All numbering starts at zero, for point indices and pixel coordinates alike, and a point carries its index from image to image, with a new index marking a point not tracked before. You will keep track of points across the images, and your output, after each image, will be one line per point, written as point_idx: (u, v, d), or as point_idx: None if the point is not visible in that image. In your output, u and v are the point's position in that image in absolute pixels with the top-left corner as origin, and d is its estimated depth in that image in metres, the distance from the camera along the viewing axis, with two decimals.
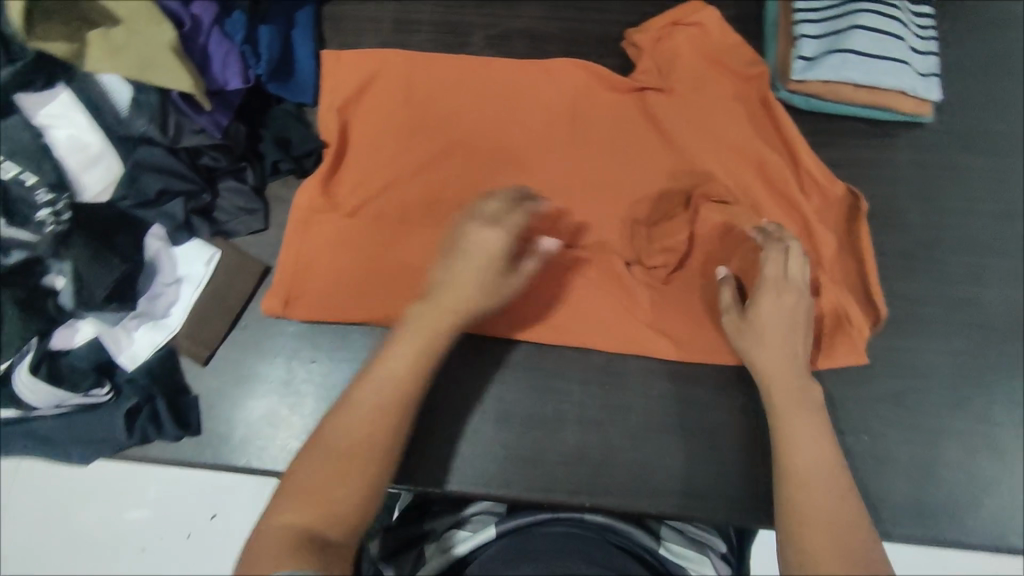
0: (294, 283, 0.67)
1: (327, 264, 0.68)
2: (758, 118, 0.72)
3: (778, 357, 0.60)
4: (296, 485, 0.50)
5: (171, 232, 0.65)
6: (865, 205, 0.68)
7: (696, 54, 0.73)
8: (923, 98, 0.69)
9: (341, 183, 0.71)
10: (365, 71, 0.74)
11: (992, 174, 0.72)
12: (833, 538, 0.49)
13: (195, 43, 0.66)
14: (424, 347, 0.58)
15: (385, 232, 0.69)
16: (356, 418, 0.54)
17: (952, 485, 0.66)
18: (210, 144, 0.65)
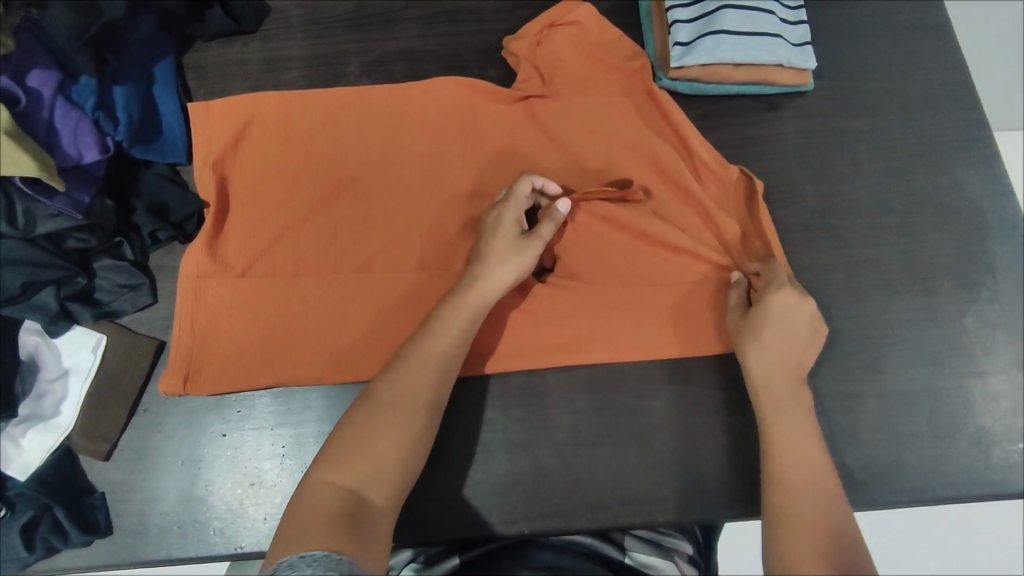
0: (192, 358, 0.63)
1: (224, 331, 0.64)
2: (646, 110, 0.72)
3: (776, 358, 0.61)
4: (339, 449, 0.51)
5: (47, 325, 0.62)
6: (759, 185, 0.69)
7: (578, 54, 0.73)
8: (799, 68, 0.73)
9: (228, 242, 0.67)
10: (238, 120, 0.70)
11: (871, 134, 0.75)
12: (822, 537, 0.51)
13: (37, 118, 0.61)
14: (454, 347, 0.58)
15: (280, 287, 0.66)
16: (401, 391, 0.55)
17: (886, 446, 0.65)
18: (71, 226, 0.60)
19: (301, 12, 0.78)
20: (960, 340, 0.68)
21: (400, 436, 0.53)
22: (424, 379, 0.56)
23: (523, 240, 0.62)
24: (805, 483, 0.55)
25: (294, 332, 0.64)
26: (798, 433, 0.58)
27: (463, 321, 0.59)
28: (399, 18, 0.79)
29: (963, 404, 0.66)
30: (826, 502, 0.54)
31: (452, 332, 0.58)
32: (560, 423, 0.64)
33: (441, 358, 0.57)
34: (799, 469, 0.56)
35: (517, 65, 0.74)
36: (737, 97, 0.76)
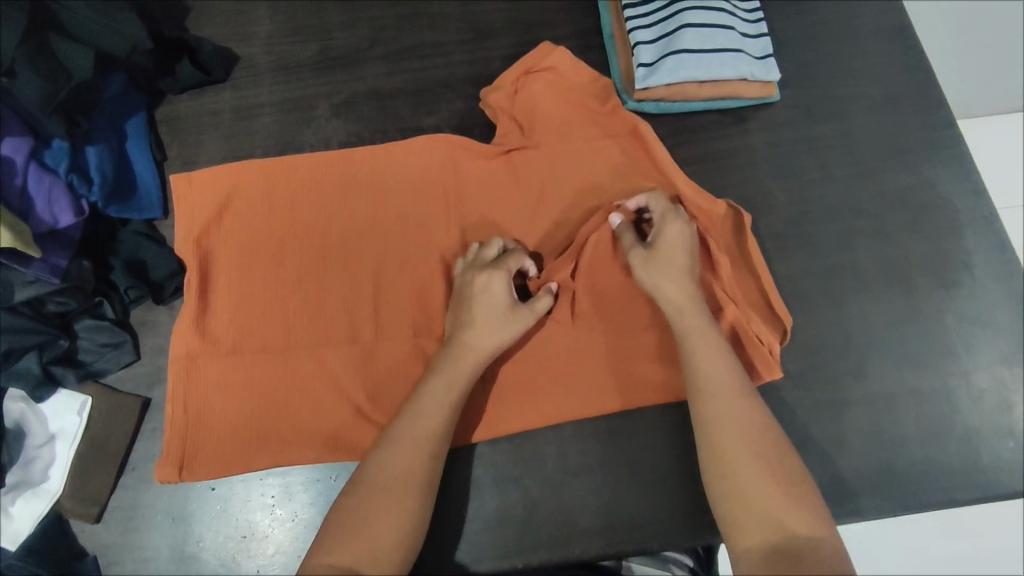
0: (186, 445, 0.62)
1: (218, 410, 0.64)
2: (625, 145, 0.73)
3: (683, 286, 0.61)
4: (338, 528, 0.52)
5: (31, 391, 0.62)
6: (747, 217, 0.69)
7: (557, 98, 0.73)
8: (763, 80, 0.74)
9: (215, 319, 0.67)
10: (220, 192, 0.70)
11: (838, 138, 0.76)
12: (758, 449, 0.54)
13: (10, 186, 0.62)
14: (442, 410, 0.58)
15: (271, 361, 0.65)
16: (395, 464, 0.55)
17: (874, 452, 0.64)
18: (50, 291, 0.61)
19: (269, 59, 0.80)
20: (942, 339, 0.68)
21: (394, 513, 0.53)
22: (420, 451, 0.56)
23: (520, 313, 0.62)
24: (738, 426, 0.55)
25: (286, 405, 0.64)
26: (707, 356, 0.58)
27: (442, 402, 0.58)
28: (366, 58, 0.80)
29: (949, 404, 0.66)
30: (750, 408, 0.56)
31: (434, 408, 0.58)
32: (548, 451, 0.64)
33: (434, 434, 0.57)
34: (715, 390, 0.57)
35: (497, 117, 0.75)
36: (704, 112, 0.77)
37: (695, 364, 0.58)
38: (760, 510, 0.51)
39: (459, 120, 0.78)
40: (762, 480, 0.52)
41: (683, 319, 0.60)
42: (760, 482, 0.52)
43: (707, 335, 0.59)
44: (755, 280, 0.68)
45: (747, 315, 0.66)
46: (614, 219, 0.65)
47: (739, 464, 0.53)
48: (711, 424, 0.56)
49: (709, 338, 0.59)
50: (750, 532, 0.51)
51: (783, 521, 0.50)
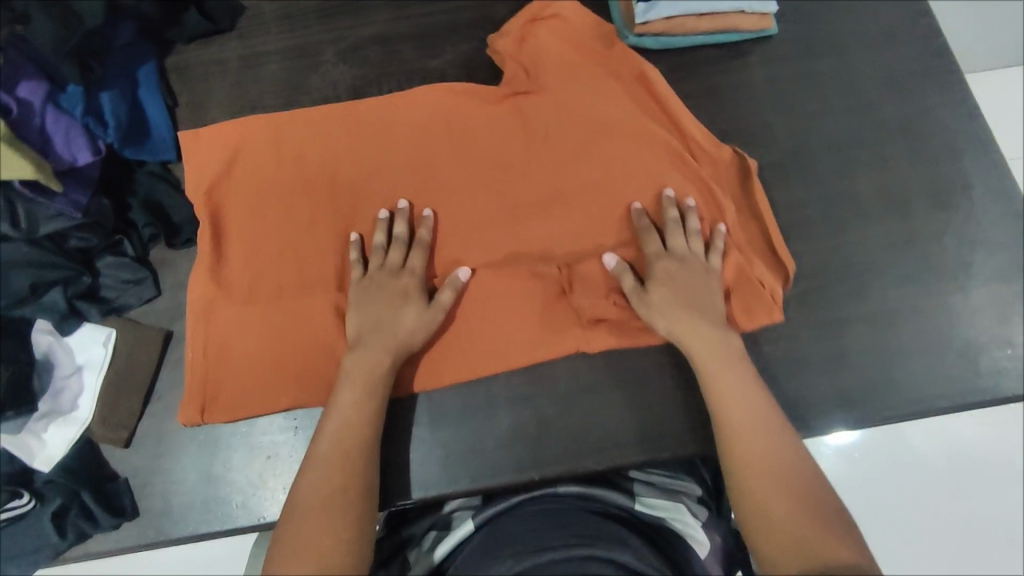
0: (206, 392, 0.64)
1: (235, 356, 0.65)
2: (635, 93, 0.73)
3: (727, 364, 0.61)
4: (288, 548, 0.51)
5: (58, 324, 0.64)
6: (752, 163, 0.70)
7: (564, 45, 0.73)
8: (760, 13, 0.75)
9: (229, 270, 0.68)
10: (229, 145, 0.71)
11: (836, 70, 0.78)
12: (807, 521, 0.51)
13: (30, 126, 0.63)
14: (369, 393, 0.60)
15: (286, 312, 0.66)
16: (330, 467, 0.55)
17: (875, 366, 0.67)
18: (73, 225, 0.63)
19: (274, 8, 0.81)
20: (940, 258, 0.70)
21: (336, 520, 0.52)
22: (349, 454, 0.56)
23: (429, 310, 0.63)
24: (784, 495, 0.53)
25: (303, 352, 0.65)
26: (740, 393, 0.59)
27: (354, 398, 0.59)
28: (370, 4, 0.81)
29: (949, 318, 0.68)
30: (789, 474, 0.54)
31: (352, 402, 0.59)
32: (560, 373, 0.67)
33: (353, 451, 0.57)
34: (765, 467, 0.55)
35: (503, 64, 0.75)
36: (704, 48, 0.78)
37: (726, 408, 0.58)
38: (792, 535, 0.51)
39: (463, 63, 0.79)
40: (799, 543, 0.50)
41: (702, 357, 0.61)
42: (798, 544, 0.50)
43: (751, 400, 0.58)
44: (759, 223, 0.70)
45: (749, 258, 0.68)
46: (609, 260, 0.66)
47: (782, 539, 0.51)
48: (746, 463, 0.55)
49: (748, 395, 0.59)
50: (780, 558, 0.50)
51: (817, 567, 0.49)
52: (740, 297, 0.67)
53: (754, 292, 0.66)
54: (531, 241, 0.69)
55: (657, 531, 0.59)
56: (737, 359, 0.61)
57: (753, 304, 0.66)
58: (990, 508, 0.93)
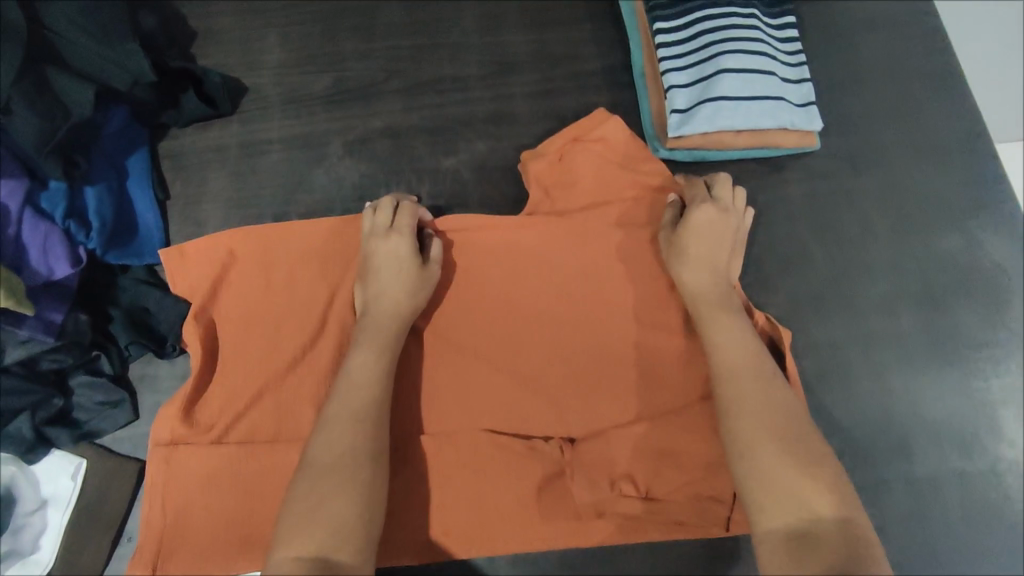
0: (164, 542, 0.56)
1: (201, 509, 0.57)
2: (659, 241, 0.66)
3: (700, 274, 0.61)
4: (296, 516, 0.47)
5: (23, 454, 0.58)
6: (784, 332, 0.62)
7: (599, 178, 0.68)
8: (804, 129, 0.70)
9: (203, 405, 0.61)
10: (217, 256, 0.65)
11: (881, 191, 0.72)
12: (787, 443, 0.50)
13: (4, 236, 0.58)
14: (364, 441, 0.52)
15: (257, 468, 0.58)
16: (318, 488, 0.49)
17: (915, 538, 0.61)
18: (44, 349, 0.58)
19: (279, 92, 0.75)
20: (990, 416, 0.64)
21: (346, 484, 0.49)
22: (344, 479, 0.49)
23: (424, 272, 0.62)
24: (757, 406, 0.52)
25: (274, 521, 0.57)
26: (737, 356, 0.55)
27: (351, 425, 0.52)
28: (381, 91, 0.75)
29: (997, 486, 0.62)
30: (765, 388, 0.53)
31: (346, 449, 0.51)
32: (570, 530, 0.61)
33: (362, 414, 0.53)
34: (740, 376, 0.54)
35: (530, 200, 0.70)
36: (739, 161, 0.72)
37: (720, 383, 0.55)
38: (787, 492, 0.47)
39: (479, 162, 0.73)
40: (779, 464, 0.48)
41: (704, 300, 0.60)
42: (773, 462, 0.49)
43: (753, 373, 0.54)
44: None
45: None
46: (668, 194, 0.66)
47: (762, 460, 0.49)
48: (739, 431, 0.51)
49: (723, 297, 0.59)
50: (772, 521, 0.47)
51: (806, 499, 0.47)
52: None
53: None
54: (529, 402, 0.62)
55: None
56: (731, 300, 0.59)
57: None
58: None
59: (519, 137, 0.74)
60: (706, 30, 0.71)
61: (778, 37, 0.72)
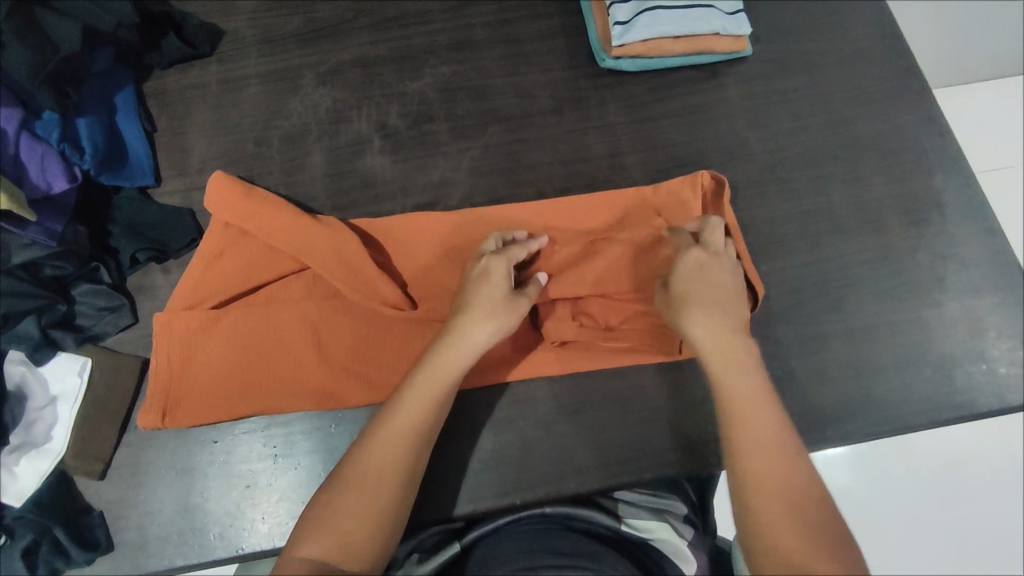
0: (170, 395, 0.63)
1: (202, 364, 0.64)
2: (610, 130, 0.77)
3: (716, 331, 0.60)
4: (317, 519, 0.52)
5: (31, 353, 0.63)
6: (727, 190, 0.70)
7: (555, 102, 0.78)
8: (734, 34, 0.77)
9: (205, 289, 0.66)
10: (240, 186, 0.67)
11: (811, 89, 0.79)
12: (806, 527, 0.50)
13: (4, 155, 0.63)
14: (420, 422, 0.56)
15: (257, 332, 0.65)
16: (362, 483, 0.53)
17: (855, 380, 0.67)
18: (47, 254, 0.62)
19: (255, 33, 0.81)
20: (915, 274, 0.71)
21: (377, 501, 0.53)
22: (382, 488, 0.54)
23: (513, 301, 0.61)
24: (782, 475, 0.53)
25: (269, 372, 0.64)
26: (746, 396, 0.57)
27: (411, 423, 0.56)
28: (350, 29, 0.81)
29: (924, 333, 0.69)
30: (794, 463, 0.54)
31: (419, 408, 0.57)
32: (542, 395, 0.66)
33: (413, 436, 0.56)
34: (763, 448, 0.54)
35: (491, 111, 0.77)
36: (680, 69, 0.79)
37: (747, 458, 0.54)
38: (783, 501, 0.52)
39: (443, 84, 0.78)
40: (780, 513, 0.51)
41: (715, 365, 0.59)
42: (779, 471, 0.53)
43: (760, 399, 0.57)
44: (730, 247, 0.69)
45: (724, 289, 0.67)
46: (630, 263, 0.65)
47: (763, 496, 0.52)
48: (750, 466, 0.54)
49: (733, 351, 0.60)
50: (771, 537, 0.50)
51: (795, 535, 0.50)
52: None
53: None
54: None
55: (643, 550, 0.60)
56: (750, 355, 0.60)
57: None
58: (955, 515, 0.97)
59: (478, 61, 0.80)
60: None
61: None
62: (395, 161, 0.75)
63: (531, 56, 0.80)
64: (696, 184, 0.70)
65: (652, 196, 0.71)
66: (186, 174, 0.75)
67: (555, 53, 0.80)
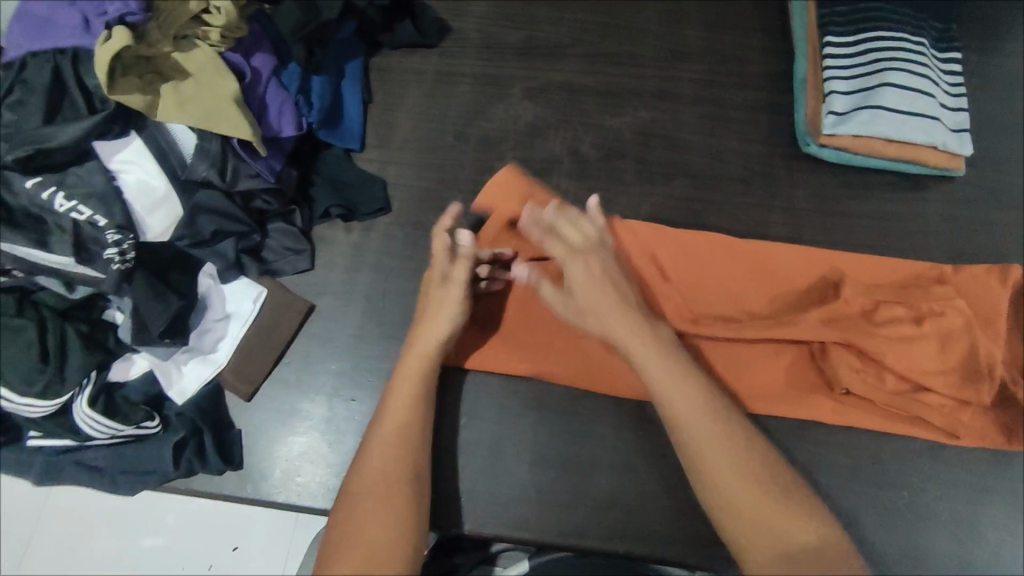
0: (497, 345, 0.69)
1: (522, 321, 0.70)
2: (802, 215, 0.76)
3: (651, 351, 0.59)
4: (336, 536, 0.53)
5: (222, 271, 0.69)
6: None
7: (747, 171, 0.78)
8: (954, 152, 0.74)
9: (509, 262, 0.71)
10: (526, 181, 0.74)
11: (1021, 228, 0.75)
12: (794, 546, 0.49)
13: (254, 93, 0.70)
14: (405, 420, 0.60)
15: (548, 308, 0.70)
16: (357, 531, 0.52)
17: (1007, 546, 0.64)
18: (263, 187, 0.68)
19: (478, 36, 0.85)
20: None
21: (388, 509, 0.54)
22: (394, 491, 0.55)
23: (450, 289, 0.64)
24: (732, 486, 0.52)
25: (507, 345, 0.69)
26: (692, 409, 0.55)
27: (396, 424, 0.59)
28: (565, 53, 0.84)
29: None
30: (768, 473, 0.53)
31: (403, 411, 0.60)
32: (670, 453, 0.66)
33: (403, 431, 0.59)
34: (719, 445, 0.54)
35: (682, 165, 0.78)
36: (883, 172, 0.77)
37: (710, 473, 0.53)
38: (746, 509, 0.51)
39: (641, 127, 0.80)
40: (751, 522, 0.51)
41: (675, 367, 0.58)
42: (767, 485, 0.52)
43: (693, 400, 0.56)
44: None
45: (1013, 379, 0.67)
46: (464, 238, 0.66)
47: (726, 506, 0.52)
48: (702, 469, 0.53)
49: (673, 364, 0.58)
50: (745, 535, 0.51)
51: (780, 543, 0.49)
52: (961, 420, 0.66)
53: (1011, 409, 0.67)
54: (744, 304, 0.71)
55: None
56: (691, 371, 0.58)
57: (974, 428, 0.66)
58: None
59: (680, 114, 0.81)
60: (876, 48, 0.76)
61: (940, 64, 0.78)
62: (579, 188, 0.78)
63: (733, 122, 0.80)
64: (1004, 276, 0.69)
65: (952, 275, 0.71)
66: (386, 146, 0.80)
67: (758, 124, 0.80)
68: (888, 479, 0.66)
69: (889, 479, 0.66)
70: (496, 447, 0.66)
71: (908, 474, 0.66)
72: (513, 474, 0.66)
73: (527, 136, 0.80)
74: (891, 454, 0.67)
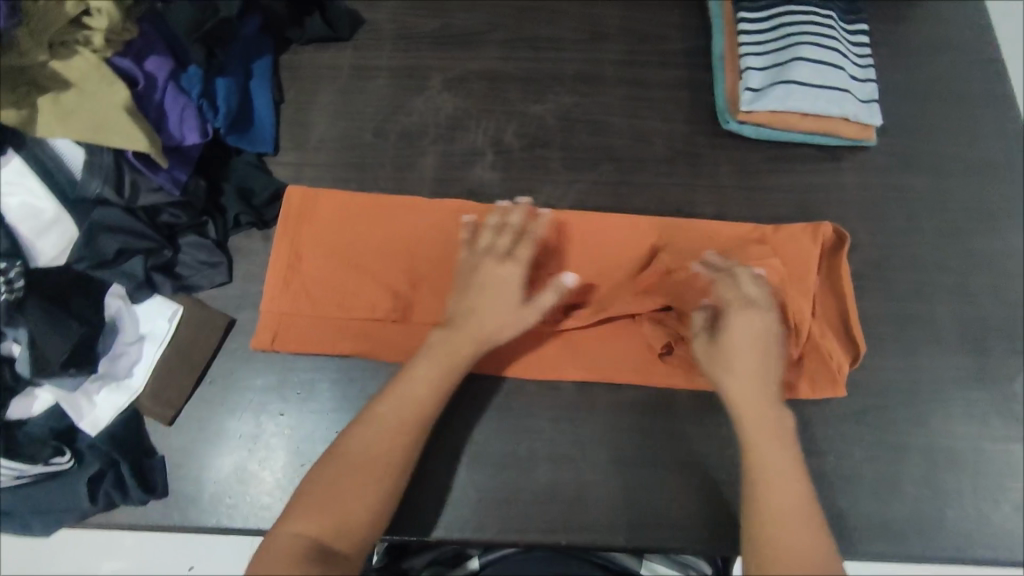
0: (292, 330, 0.67)
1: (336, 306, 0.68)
2: (725, 193, 0.77)
3: (742, 383, 0.62)
4: (308, 500, 0.55)
5: (132, 291, 0.65)
6: (846, 241, 0.71)
7: (670, 151, 0.78)
8: (865, 123, 0.76)
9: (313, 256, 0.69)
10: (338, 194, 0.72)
11: (932, 191, 0.78)
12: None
13: (149, 100, 0.66)
14: (425, 396, 0.60)
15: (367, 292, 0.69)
16: (325, 488, 0.56)
17: (928, 500, 0.67)
18: (168, 201, 0.65)
19: (392, 26, 0.82)
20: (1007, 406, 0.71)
21: (377, 482, 0.56)
22: (386, 463, 0.57)
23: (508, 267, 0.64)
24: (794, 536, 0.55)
25: (329, 333, 0.68)
26: (779, 464, 0.59)
27: (412, 401, 0.60)
28: (483, 40, 0.82)
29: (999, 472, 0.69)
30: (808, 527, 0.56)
31: (429, 383, 0.61)
32: (605, 440, 0.66)
33: (416, 402, 0.60)
34: (772, 486, 0.57)
35: (605, 150, 0.78)
36: (801, 145, 0.79)
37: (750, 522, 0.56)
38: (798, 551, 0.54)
39: (563, 113, 0.79)
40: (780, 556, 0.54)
41: (750, 426, 0.61)
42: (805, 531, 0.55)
43: (773, 456, 0.59)
44: (840, 304, 0.71)
45: (824, 332, 0.70)
46: None
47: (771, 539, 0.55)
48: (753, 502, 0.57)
49: (770, 424, 0.60)
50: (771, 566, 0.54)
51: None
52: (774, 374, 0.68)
53: (819, 362, 0.68)
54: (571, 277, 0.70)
55: None
56: (787, 439, 0.60)
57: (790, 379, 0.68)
58: None
59: (602, 97, 0.80)
60: (786, 23, 0.77)
61: (849, 36, 0.79)
62: (504, 179, 0.77)
63: (654, 103, 0.80)
64: (817, 234, 0.71)
65: (772, 236, 0.72)
66: (302, 148, 0.77)
67: (679, 104, 0.80)
68: (815, 444, 0.68)
69: (816, 444, 0.68)
70: (432, 450, 0.65)
71: (835, 440, 0.68)
72: (451, 475, 0.65)
73: (448, 128, 0.78)
74: (819, 423, 0.69)
